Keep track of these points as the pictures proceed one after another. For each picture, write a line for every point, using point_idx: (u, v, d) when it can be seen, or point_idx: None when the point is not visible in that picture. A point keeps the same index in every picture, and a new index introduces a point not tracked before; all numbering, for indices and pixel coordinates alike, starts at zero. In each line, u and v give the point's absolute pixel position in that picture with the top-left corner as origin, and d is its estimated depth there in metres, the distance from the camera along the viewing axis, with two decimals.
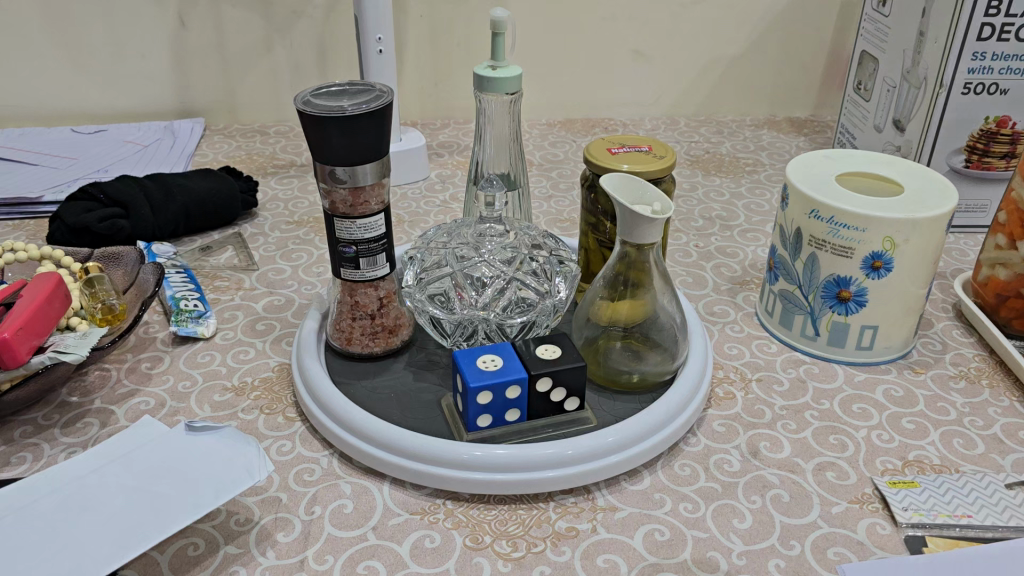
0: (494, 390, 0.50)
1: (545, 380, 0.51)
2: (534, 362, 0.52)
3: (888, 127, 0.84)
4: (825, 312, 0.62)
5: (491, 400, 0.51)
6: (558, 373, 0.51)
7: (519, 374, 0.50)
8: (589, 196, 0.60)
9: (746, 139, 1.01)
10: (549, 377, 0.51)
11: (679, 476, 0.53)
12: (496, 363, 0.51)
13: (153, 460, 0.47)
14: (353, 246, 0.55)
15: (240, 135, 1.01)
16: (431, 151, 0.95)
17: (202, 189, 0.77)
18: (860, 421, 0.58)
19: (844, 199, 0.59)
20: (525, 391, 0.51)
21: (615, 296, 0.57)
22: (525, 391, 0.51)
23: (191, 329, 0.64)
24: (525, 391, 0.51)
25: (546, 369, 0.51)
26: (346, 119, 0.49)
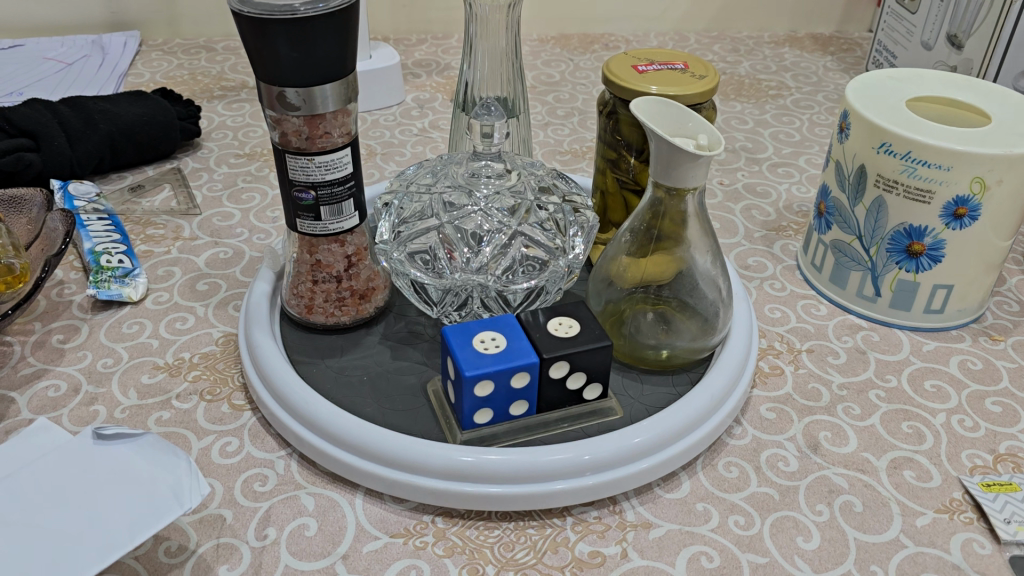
0: (496, 379, 0.39)
1: (560, 364, 0.40)
2: (546, 341, 0.41)
3: (940, 44, 0.72)
4: (890, 269, 0.51)
5: (492, 392, 0.40)
6: (577, 355, 0.40)
7: (529, 359, 0.39)
8: (610, 124, 0.48)
9: (766, 58, 0.88)
10: (565, 362, 0.40)
11: (725, 480, 0.43)
12: (498, 343, 0.40)
13: (67, 474, 0.36)
14: (312, 191, 0.43)
15: (182, 51, 0.87)
16: (406, 71, 0.82)
17: (130, 116, 0.64)
18: (936, 404, 0.48)
19: (922, 129, 0.48)
20: (534, 379, 0.40)
21: (643, 252, 0.45)
22: (535, 378, 0.40)
23: (115, 292, 0.52)
24: (535, 378, 0.40)
25: (563, 352, 0.40)
26: (296, 23, 0.37)
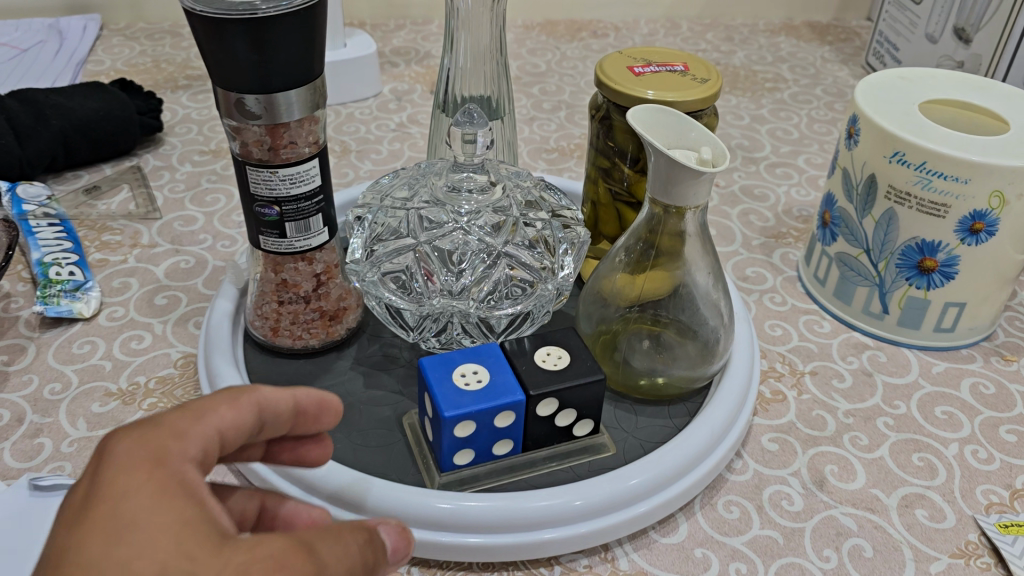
0: (478, 419, 0.36)
1: (548, 401, 0.37)
2: (533, 375, 0.37)
3: (947, 37, 0.69)
4: (899, 285, 0.48)
5: (474, 432, 0.36)
6: (567, 391, 0.37)
7: (514, 396, 0.36)
8: (603, 131, 0.44)
9: (761, 48, 0.84)
10: (554, 399, 0.37)
11: (725, 522, 0.39)
12: (480, 378, 0.37)
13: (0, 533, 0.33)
14: (276, 206, 0.39)
15: (146, 36, 0.82)
16: (384, 59, 0.77)
17: (85, 111, 0.59)
18: (948, 433, 0.45)
19: (938, 137, 0.44)
20: (520, 417, 0.37)
21: (638, 272, 0.42)
22: (521, 417, 0.37)
23: (65, 308, 0.48)
24: (521, 417, 0.37)
25: (552, 389, 0.36)
26: (256, 24, 0.33)
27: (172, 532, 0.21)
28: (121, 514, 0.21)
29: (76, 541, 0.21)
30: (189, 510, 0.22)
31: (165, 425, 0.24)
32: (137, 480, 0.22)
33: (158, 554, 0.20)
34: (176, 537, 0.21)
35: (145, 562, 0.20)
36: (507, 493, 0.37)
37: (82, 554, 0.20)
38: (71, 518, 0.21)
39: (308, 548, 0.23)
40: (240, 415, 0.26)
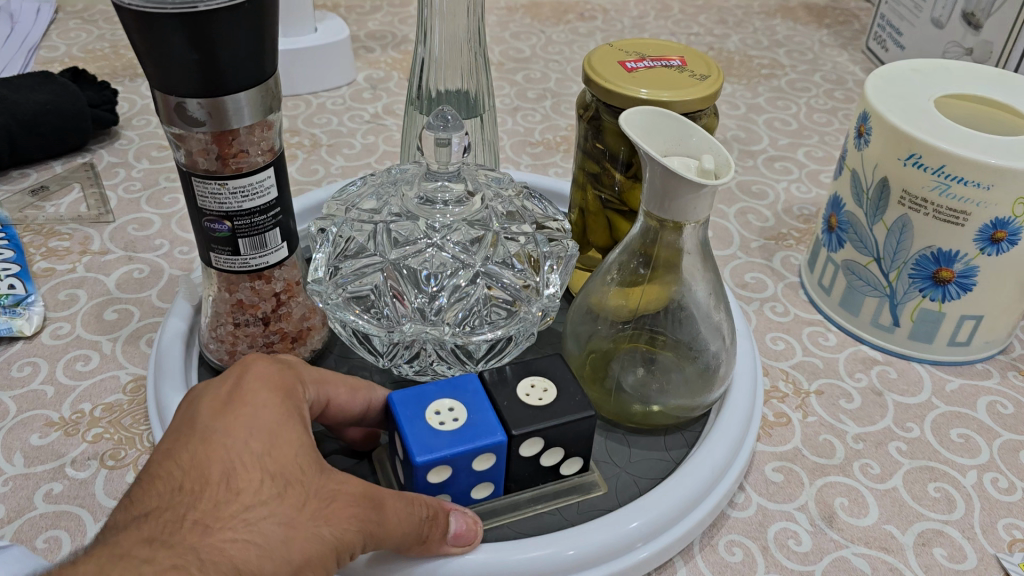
0: (454, 463, 0.32)
1: (533, 440, 0.33)
2: (516, 411, 0.33)
3: (955, 22, 0.65)
4: (912, 297, 0.44)
5: (449, 477, 0.32)
6: (553, 430, 0.33)
7: (495, 437, 0.32)
8: (592, 133, 0.40)
9: (757, 31, 0.80)
10: (539, 438, 0.33)
11: (728, 566, 0.36)
12: (457, 416, 0.33)
13: None
14: (227, 221, 0.35)
15: (103, 18, 0.77)
16: (357, 44, 0.73)
17: (30, 104, 0.55)
18: (965, 459, 0.41)
19: (957, 138, 0.40)
20: (501, 459, 0.33)
21: (633, 289, 0.38)
22: (502, 458, 0.33)
23: (4, 326, 0.43)
24: (502, 458, 0.33)
25: (537, 428, 0.32)
26: (192, 18, 0.29)
27: (291, 448, 0.27)
28: (259, 419, 0.28)
29: (219, 427, 0.27)
30: (302, 435, 0.28)
31: (297, 370, 0.31)
32: (273, 398, 0.29)
33: (284, 458, 0.27)
34: (293, 448, 0.27)
35: (271, 462, 0.27)
36: (488, 543, 0.33)
37: (223, 436, 0.27)
38: (216, 408, 0.28)
39: (379, 501, 0.28)
40: (363, 399, 0.34)
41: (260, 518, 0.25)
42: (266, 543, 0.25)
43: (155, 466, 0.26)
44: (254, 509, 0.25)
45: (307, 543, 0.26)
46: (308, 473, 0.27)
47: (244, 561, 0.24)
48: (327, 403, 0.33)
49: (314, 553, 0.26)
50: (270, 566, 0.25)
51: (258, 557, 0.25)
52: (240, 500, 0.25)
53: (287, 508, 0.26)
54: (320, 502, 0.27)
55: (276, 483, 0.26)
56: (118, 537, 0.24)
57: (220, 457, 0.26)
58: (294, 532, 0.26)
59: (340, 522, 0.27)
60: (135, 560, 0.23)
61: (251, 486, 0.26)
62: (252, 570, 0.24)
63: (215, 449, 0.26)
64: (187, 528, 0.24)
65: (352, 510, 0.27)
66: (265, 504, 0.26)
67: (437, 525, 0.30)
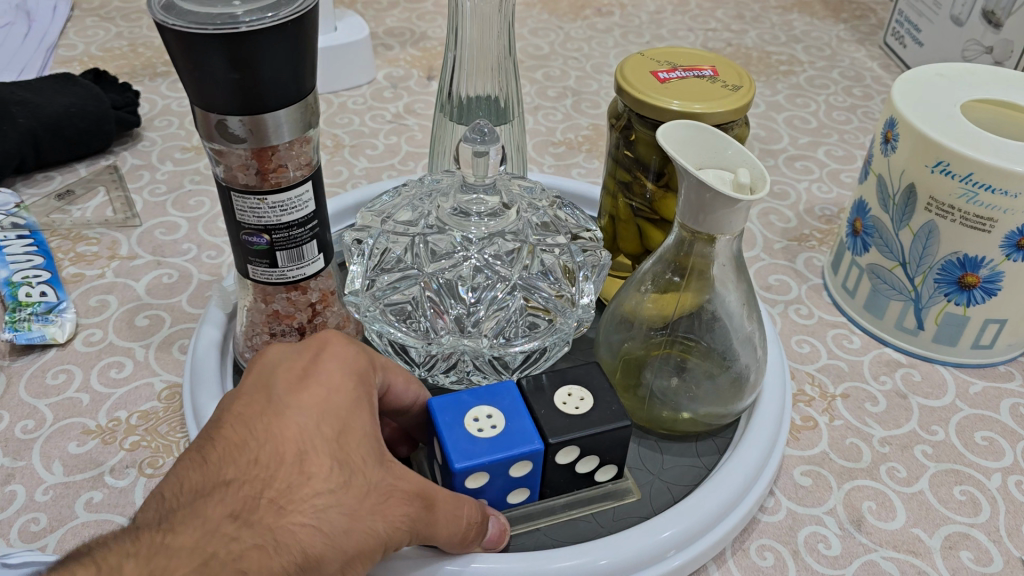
0: (492, 470, 0.32)
1: (568, 449, 0.33)
2: (552, 420, 0.34)
3: (974, 20, 0.65)
4: (937, 301, 0.45)
5: (486, 483, 0.33)
6: (588, 439, 0.33)
7: (532, 445, 0.32)
8: (624, 144, 0.40)
9: (774, 26, 0.80)
10: (575, 447, 0.33)
11: (760, 571, 0.36)
12: (495, 424, 0.33)
13: None
14: (265, 234, 0.35)
15: (121, 16, 0.77)
16: (377, 42, 0.73)
17: (54, 108, 0.55)
18: (990, 462, 0.42)
19: (985, 146, 0.41)
20: (536, 467, 0.33)
21: (668, 296, 0.39)
22: (538, 466, 0.33)
23: (37, 334, 0.44)
24: (538, 466, 0.33)
25: (572, 438, 0.33)
26: (234, 39, 0.29)
27: (359, 437, 0.28)
28: (332, 402, 0.28)
29: (295, 406, 0.28)
30: (368, 422, 0.29)
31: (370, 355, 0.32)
32: (346, 382, 0.29)
33: (353, 448, 0.28)
34: (360, 437, 0.28)
35: (340, 450, 0.28)
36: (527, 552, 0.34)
37: (298, 417, 0.28)
38: (293, 386, 0.29)
39: (433, 501, 0.29)
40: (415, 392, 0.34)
41: (327, 506, 0.26)
42: (330, 531, 0.26)
43: (230, 435, 0.27)
44: (322, 495, 0.26)
45: (364, 535, 0.27)
46: (372, 464, 0.28)
47: (310, 547, 0.26)
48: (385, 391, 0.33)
49: (368, 545, 0.27)
50: (328, 554, 0.26)
51: (323, 545, 0.26)
52: (311, 484, 0.26)
53: (352, 499, 0.27)
54: (380, 496, 0.28)
55: (343, 472, 0.27)
56: (205, 507, 0.25)
57: (294, 438, 0.27)
58: (354, 524, 0.27)
59: (396, 517, 0.28)
60: (224, 537, 0.25)
61: (322, 473, 0.27)
62: (315, 556, 0.26)
63: (290, 428, 0.27)
64: (264, 508, 0.26)
65: (407, 507, 0.28)
66: (332, 492, 0.27)
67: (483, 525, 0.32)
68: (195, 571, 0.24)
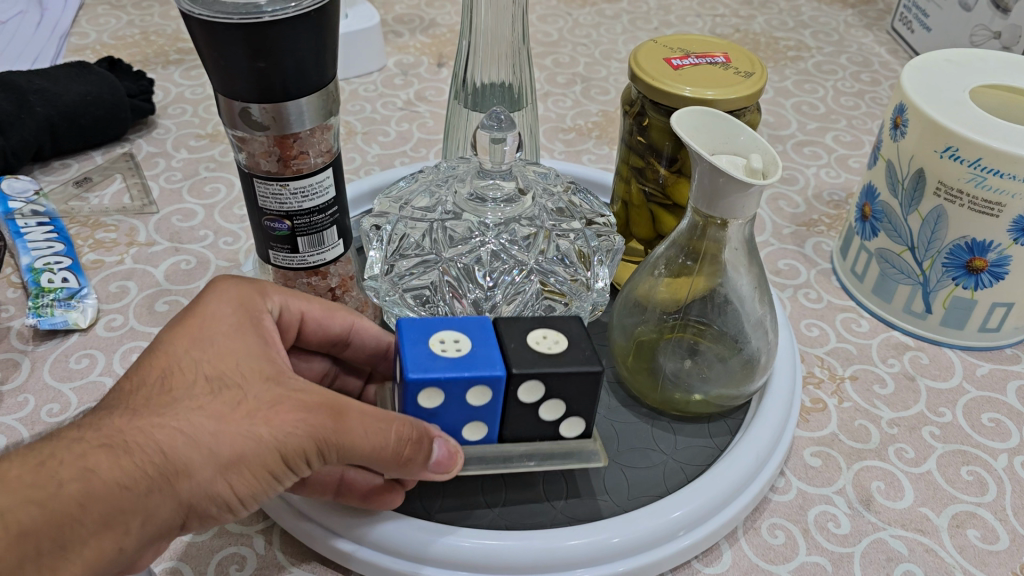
0: (448, 389, 0.31)
1: (532, 384, 0.32)
2: (521, 354, 0.32)
3: (982, 4, 0.65)
4: (944, 285, 0.46)
5: (440, 405, 0.32)
6: (555, 377, 0.32)
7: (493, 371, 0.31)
8: (638, 130, 0.41)
9: (782, 12, 0.80)
10: (538, 382, 0.32)
11: (771, 549, 0.37)
12: (460, 346, 0.32)
13: None
14: (287, 220, 0.36)
15: (132, 4, 0.77)
16: (387, 29, 0.73)
17: (71, 96, 0.56)
18: (997, 443, 0.43)
19: (994, 131, 0.41)
20: (497, 396, 0.32)
21: (681, 280, 0.39)
22: (499, 395, 0.32)
23: (59, 319, 0.44)
24: (499, 397, 0.32)
25: (539, 369, 0.32)
26: (258, 29, 0.30)
27: (235, 357, 0.29)
28: (207, 330, 0.30)
29: (170, 338, 0.29)
30: (255, 345, 0.30)
31: (257, 288, 0.33)
32: (225, 313, 0.31)
33: (224, 365, 0.29)
34: (238, 356, 0.29)
35: (212, 368, 0.29)
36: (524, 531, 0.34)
37: (169, 347, 0.29)
38: (173, 324, 0.30)
39: (342, 410, 0.29)
40: (340, 321, 0.36)
41: (195, 412, 0.27)
42: (195, 434, 0.27)
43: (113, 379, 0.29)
44: (185, 405, 0.27)
45: (239, 438, 0.27)
46: (251, 379, 0.29)
47: (170, 446, 0.26)
48: (301, 318, 0.35)
49: (249, 448, 0.27)
50: (196, 456, 0.27)
51: (186, 447, 0.27)
52: (171, 396, 0.28)
53: (222, 405, 0.28)
54: (258, 405, 0.28)
55: (211, 383, 0.28)
56: (63, 427, 0.27)
57: (166, 361, 0.29)
58: (227, 428, 0.27)
59: (282, 422, 0.28)
60: (71, 439, 0.26)
61: (184, 387, 0.28)
62: (176, 456, 0.26)
63: (160, 357, 0.29)
64: (118, 415, 0.27)
65: (298, 414, 0.28)
66: (194, 400, 0.27)
67: (418, 448, 0.30)
68: (28, 471, 0.25)
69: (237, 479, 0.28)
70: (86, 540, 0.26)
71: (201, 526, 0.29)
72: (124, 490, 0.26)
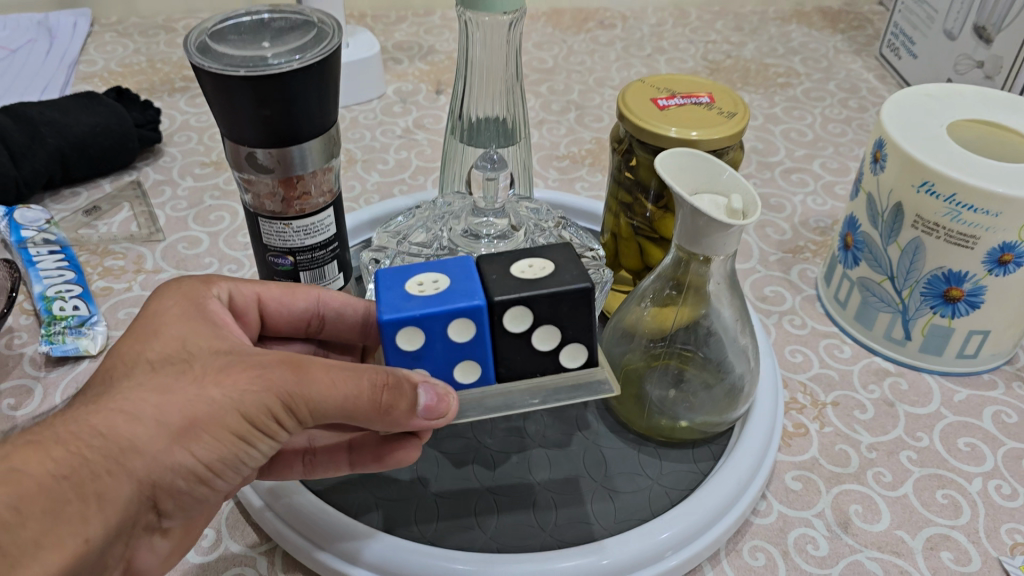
0: (429, 325, 0.31)
1: (518, 309, 0.32)
2: (504, 283, 0.32)
3: (966, 35, 0.67)
4: (923, 313, 0.47)
5: (423, 345, 0.32)
6: (538, 299, 0.31)
7: (471, 301, 0.31)
8: (625, 167, 0.43)
9: (772, 38, 0.82)
10: (523, 307, 0.32)
11: (751, 570, 0.39)
12: (436, 284, 0.32)
13: None
14: (290, 256, 0.38)
15: (138, 32, 0.80)
16: (386, 56, 0.75)
17: (81, 127, 0.58)
18: (972, 467, 0.44)
19: (969, 167, 0.43)
20: (480, 327, 0.32)
21: (666, 310, 0.41)
22: (483, 326, 0.32)
23: (70, 347, 0.46)
24: (484, 328, 0.32)
25: (522, 294, 0.31)
26: (264, 81, 0.32)
27: (179, 340, 0.31)
28: (151, 322, 0.31)
29: (117, 341, 0.31)
30: (203, 329, 0.32)
31: (204, 281, 0.35)
32: (172, 304, 0.33)
33: (167, 349, 0.30)
34: (182, 339, 0.31)
35: (156, 353, 0.30)
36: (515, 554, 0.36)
37: (116, 347, 0.31)
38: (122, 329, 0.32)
39: (297, 365, 0.30)
40: (301, 301, 0.37)
41: (137, 391, 0.28)
42: (138, 411, 0.28)
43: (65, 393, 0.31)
44: (127, 389, 0.28)
45: (184, 405, 0.28)
46: (195, 357, 0.30)
47: (110, 425, 0.27)
48: (259, 299, 0.36)
49: (198, 413, 0.28)
50: (142, 430, 0.28)
51: (128, 423, 0.27)
52: (112, 386, 0.29)
53: (165, 380, 0.29)
54: (203, 374, 0.29)
55: (153, 364, 0.29)
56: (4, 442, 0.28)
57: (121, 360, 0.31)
58: (171, 398, 0.28)
59: (228, 385, 0.29)
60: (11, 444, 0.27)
61: (127, 375, 0.29)
62: (118, 434, 0.27)
63: (105, 359, 0.30)
64: (56, 417, 0.28)
65: (248, 375, 0.29)
66: (137, 382, 0.29)
67: (397, 394, 0.30)
68: None
69: (197, 446, 0.29)
70: (45, 535, 0.26)
71: (180, 502, 0.30)
72: (61, 479, 0.26)
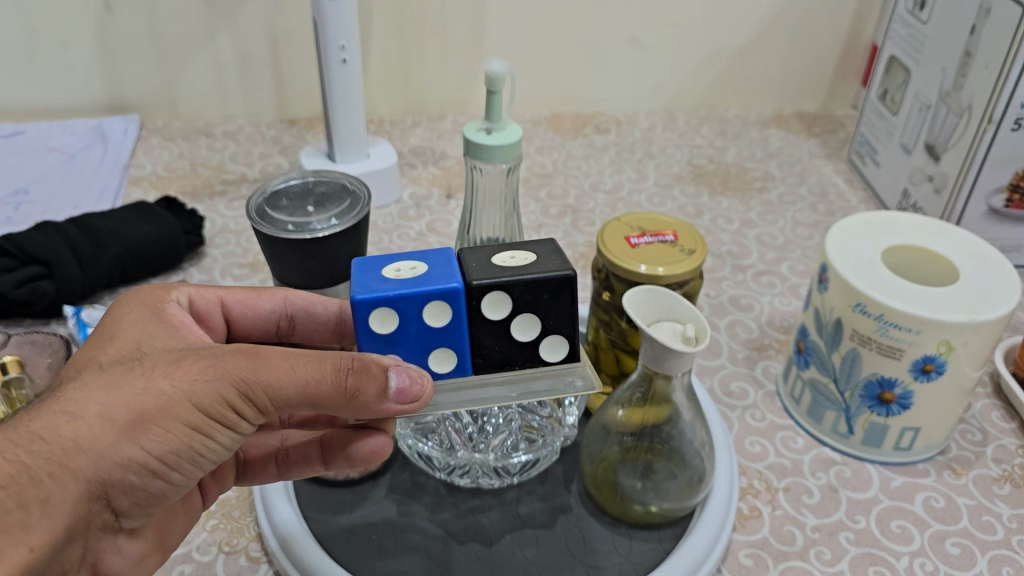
0: (408, 304, 0.37)
1: (496, 294, 0.39)
2: (485, 271, 0.39)
3: (919, 151, 0.76)
4: (862, 411, 0.55)
5: (397, 327, 0.38)
6: (512, 286, 0.38)
7: (448, 284, 0.38)
8: (603, 292, 0.51)
9: (752, 143, 0.92)
10: (499, 292, 0.38)
11: None
12: (415, 270, 0.39)
13: None
14: None
15: (183, 137, 0.90)
16: (403, 161, 0.85)
17: (138, 236, 0.67)
18: (901, 546, 0.52)
19: (895, 292, 0.51)
20: (453, 309, 0.38)
21: (637, 411, 0.49)
22: (458, 310, 0.38)
23: None
24: (458, 310, 0.38)
25: (501, 280, 0.38)
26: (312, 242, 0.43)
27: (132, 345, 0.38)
28: (115, 331, 0.39)
29: (88, 350, 0.39)
30: (158, 334, 0.39)
31: (163, 293, 0.42)
32: (133, 314, 0.40)
33: (123, 353, 0.38)
34: (136, 344, 0.38)
35: (114, 358, 0.38)
36: None
37: (87, 354, 0.39)
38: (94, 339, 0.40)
39: (250, 357, 0.37)
40: (268, 304, 0.46)
41: (88, 394, 0.35)
42: (88, 410, 0.35)
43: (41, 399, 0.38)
44: (82, 390, 0.36)
45: (131, 399, 0.35)
46: (147, 358, 0.37)
47: (56, 428, 0.35)
48: (225, 301, 0.45)
49: (144, 406, 0.35)
50: (95, 425, 0.35)
51: (75, 422, 0.35)
52: (71, 390, 0.36)
53: (114, 379, 0.36)
54: (150, 373, 0.36)
55: (109, 365, 0.37)
56: None
57: (80, 367, 0.38)
58: (118, 395, 0.35)
59: (174, 377, 0.36)
60: None
61: (86, 378, 0.37)
62: (68, 433, 0.34)
63: (74, 365, 0.38)
64: (21, 420, 0.35)
65: (189, 371, 0.36)
66: (92, 384, 0.36)
67: (366, 378, 0.36)
68: None
69: (144, 437, 0.36)
70: None
71: (142, 483, 0.37)
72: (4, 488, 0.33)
